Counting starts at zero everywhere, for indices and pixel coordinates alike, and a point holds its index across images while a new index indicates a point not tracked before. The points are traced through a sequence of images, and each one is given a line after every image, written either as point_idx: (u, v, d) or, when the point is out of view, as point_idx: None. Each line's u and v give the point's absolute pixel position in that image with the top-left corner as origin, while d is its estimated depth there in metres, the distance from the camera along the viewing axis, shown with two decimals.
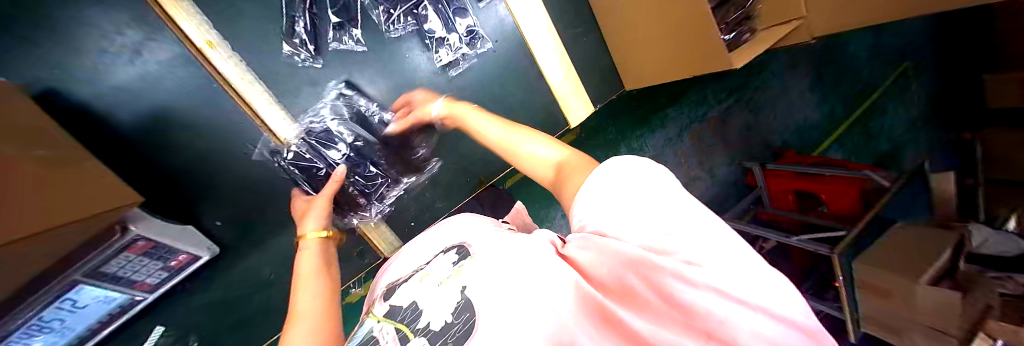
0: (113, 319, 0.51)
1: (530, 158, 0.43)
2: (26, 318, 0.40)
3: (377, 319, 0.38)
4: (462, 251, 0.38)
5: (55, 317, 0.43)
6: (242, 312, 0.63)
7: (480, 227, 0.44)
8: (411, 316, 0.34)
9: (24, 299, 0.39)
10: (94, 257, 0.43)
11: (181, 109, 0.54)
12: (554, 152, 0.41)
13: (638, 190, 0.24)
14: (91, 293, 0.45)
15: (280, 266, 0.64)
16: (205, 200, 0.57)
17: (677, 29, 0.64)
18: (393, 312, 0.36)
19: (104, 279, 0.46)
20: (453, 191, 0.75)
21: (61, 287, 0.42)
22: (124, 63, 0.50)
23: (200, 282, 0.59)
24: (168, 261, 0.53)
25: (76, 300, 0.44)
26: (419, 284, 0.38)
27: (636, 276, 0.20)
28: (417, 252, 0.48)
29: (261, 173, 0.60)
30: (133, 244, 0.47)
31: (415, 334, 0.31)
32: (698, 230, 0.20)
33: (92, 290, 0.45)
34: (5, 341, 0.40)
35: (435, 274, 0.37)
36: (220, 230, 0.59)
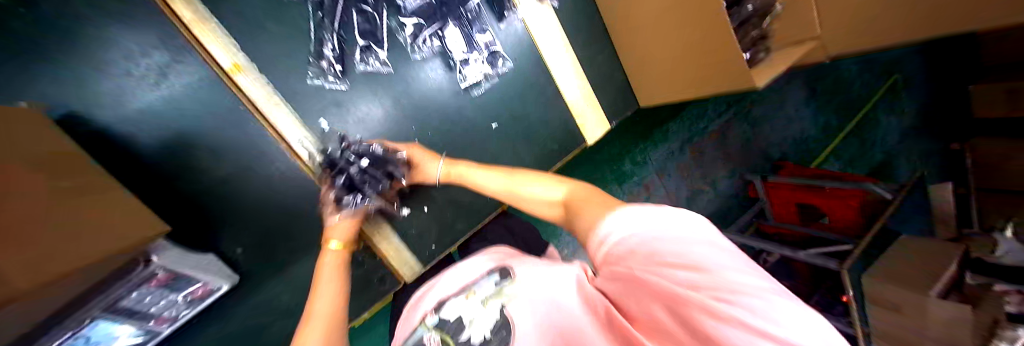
0: None
1: (535, 200, 0.46)
2: None
3: (426, 328, 0.36)
4: (506, 272, 0.38)
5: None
6: (258, 345, 0.60)
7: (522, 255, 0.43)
8: (456, 329, 0.34)
9: (35, 342, 0.36)
10: (111, 291, 0.41)
11: (204, 133, 0.53)
12: (557, 189, 0.44)
13: (661, 225, 0.23)
14: (104, 329, 0.43)
15: (299, 293, 0.62)
16: (225, 225, 0.55)
17: (698, 49, 0.66)
18: (441, 324, 0.35)
19: (121, 313, 0.44)
20: (474, 211, 0.74)
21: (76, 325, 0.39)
22: (149, 87, 0.49)
23: (216, 311, 0.57)
24: (189, 292, 0.50)
25: (91, 337, 0.42)
26: (466, 300, 0.36)
27: (668, 312, 0.19)
28: (453, 276, 0.46)
29: (282, 196, 0.59)
30: (155, 276, 0.45)
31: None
32: (719, 258, 0.18)
33: (108, 325, 0.43)
34: None
35: (480, 293, 0.36)
36: (240, 256, 0.57)
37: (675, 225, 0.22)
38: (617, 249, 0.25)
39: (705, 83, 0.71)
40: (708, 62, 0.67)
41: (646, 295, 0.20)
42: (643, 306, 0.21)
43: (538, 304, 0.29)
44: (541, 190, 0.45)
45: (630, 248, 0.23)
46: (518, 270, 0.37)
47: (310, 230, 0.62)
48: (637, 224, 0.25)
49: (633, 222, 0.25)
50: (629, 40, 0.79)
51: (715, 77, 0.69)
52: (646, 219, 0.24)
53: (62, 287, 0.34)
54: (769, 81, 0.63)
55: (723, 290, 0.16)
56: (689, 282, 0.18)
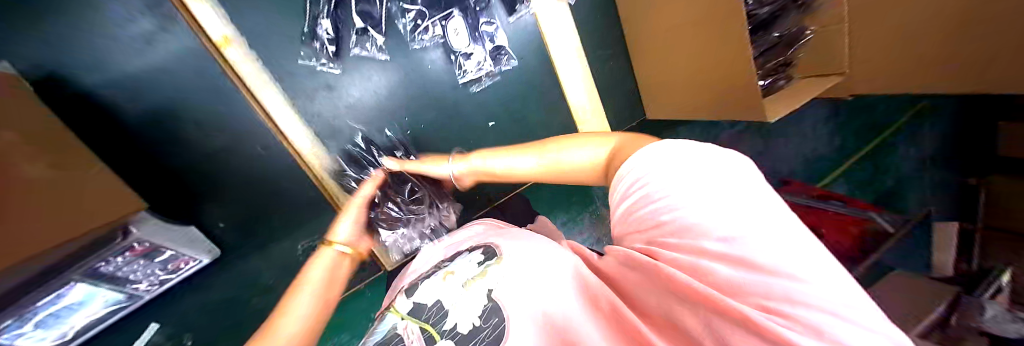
0: (111, 314, 0.51)
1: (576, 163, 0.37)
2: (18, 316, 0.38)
3: (400, 316, 0.33)
4: (489, 251, 0.33)
5: (52, 311, 0.42)
6: (234, 319, 0.62)
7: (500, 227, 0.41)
8: (436, 316, 0.30)
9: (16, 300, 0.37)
10: (98, 254, 0.41)
11: (191, 106, 0.51)
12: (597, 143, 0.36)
13: (724, 186, 0.18)
14: (87, 288, 0.43)
15: (280, 271, 0.63)
16: (211, 200, 0.56)
17: (714, 71, 0.63)
18: (415, 310, 0.32)
19: (102, 279, 0.44)
20: None
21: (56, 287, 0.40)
22: (134, 55, 0.47)
23: (197, 281, 0.58)
24: (169, 263, 0.51)
25: (73, 299, 0.43)
26: (442, 282, 0.33)
27: (690, 306, 0.16)
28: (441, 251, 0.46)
29: (270, 176, 0.58)
30: (135, 247, 0.45)
31: (441, 336, 0.28)
32: (782, 232, 0.15)
33: (88, 288, 0.43)
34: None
35: (459, 274, 0.32)
36: (222, 232, 0.58)
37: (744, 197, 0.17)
38: (639, 215, 0.22)
39: (714, 106, 0.68)
40: (724, 86, 0.63)
41: (662, 282, 0.18)
42: (656, 294, 0.19)
43: (523, 295, 0.24)
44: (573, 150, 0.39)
45: (654, 227, 0.20)
46: (503, 248, 0.32)
47: (295, 213, 0.62)
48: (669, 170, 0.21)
49: (672, 162, 0.21)
50: (645, 47, 0.74)
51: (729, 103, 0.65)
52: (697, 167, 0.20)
53: (15, 270, 0.33)
54: (783, 116, 0.60)
55: (773, 292, 0.13)
56: (736, 283, 0.15)
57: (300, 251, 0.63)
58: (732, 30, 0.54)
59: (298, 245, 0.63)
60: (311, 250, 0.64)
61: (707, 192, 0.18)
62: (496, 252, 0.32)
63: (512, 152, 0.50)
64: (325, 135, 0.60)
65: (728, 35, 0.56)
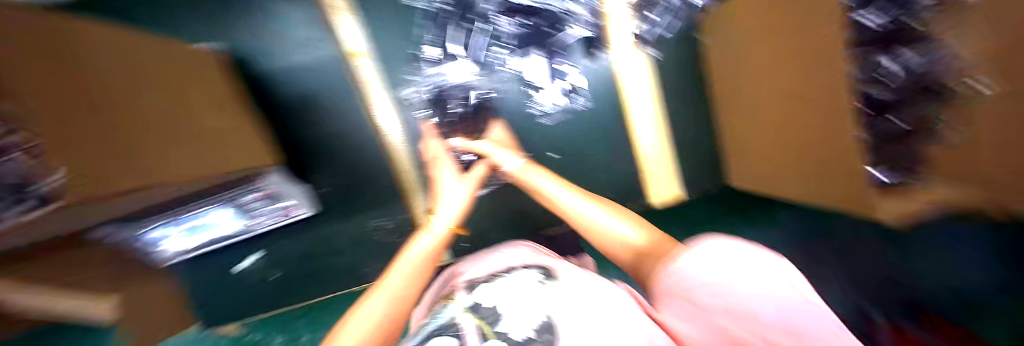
0: (236, 235, 0.68)
1: (602, 226, 0.47)
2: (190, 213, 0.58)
3: (462, 308, 0.33)
4: (546, 274, 0.38)
5: (193, 221, 0.60)
6: (308, 269, 0.74)
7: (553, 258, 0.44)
8: (493, 316, 0.30)
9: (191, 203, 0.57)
10: (231, 191, 0.59)
11: (326, 97, 0.69)
12: (618, 214, 0.48)
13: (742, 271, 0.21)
14: (219, 214, 0.61)
15: (352, 240, 0.75)
16: (322, 169, 0.71)
17: (798, 150, 0.53)
18: (474, 306, 0.32)
19: (239, 206, 0.62)
20: (510, 228, 0.78)
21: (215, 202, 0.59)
22: (303, 57, 0.67)
23: (295, 230, 0.73)
24: (281, 208, 0.66)
25: (220, 214, 0.62)
26: (501, 289, 0.34)
27: None
28: (491, 263, 0.46)
29: (364, 160, 0.72)
30: (264, 190, 0.62)
31: (495, 336, 0.28)
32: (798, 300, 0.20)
33: (229, 209, 0.61)
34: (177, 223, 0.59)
35: (520, 285, 0.34)
36: (322, 195, 0.72)
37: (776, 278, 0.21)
38: (681, 286, 0.24)
39: (797, 190, 0.57)
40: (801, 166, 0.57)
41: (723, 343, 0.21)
42: None
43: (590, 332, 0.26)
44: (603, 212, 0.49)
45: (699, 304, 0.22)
46: (561, 275, 0.37)
47: (376, 195, 0.74)
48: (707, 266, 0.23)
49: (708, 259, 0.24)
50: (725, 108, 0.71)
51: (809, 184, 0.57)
52: (733, 263, 0.22)
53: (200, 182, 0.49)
54: None
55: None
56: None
57: (370, 227, 0.74)
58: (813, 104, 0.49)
59: (370, 222, 0.74)
60: (378, 229, 0.74)
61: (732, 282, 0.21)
62: (559, 277, 0.36)
63: (563, 186, 0.56)
64: (410, 136, 0.72)
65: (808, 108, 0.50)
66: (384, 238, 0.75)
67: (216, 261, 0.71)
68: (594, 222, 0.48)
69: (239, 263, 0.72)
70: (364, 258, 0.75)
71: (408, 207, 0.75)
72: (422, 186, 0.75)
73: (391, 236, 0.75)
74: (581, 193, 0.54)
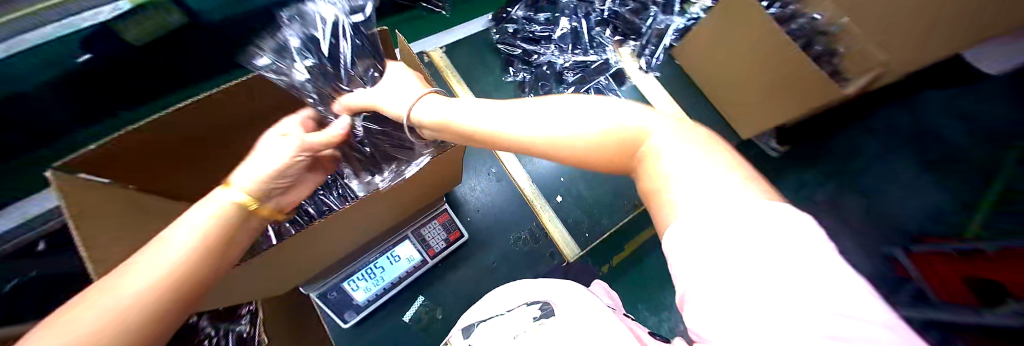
0: (411, 273, 0.72)
1: (577, 145, 0.36)
2: (381, 249, 0.68)
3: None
4: (540, 308, 0.52)
5: (384, 259, 0.68)
6: (465, 299, 0.77)
7: (567, 294, 0.56)
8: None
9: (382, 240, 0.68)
10: (414, 221, 0.70)
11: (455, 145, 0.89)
12: (606, 108, 0.37)
13: (745, 236, 0.22)
14: (404, 250, 0.70)
15: (500, 257, 0.81)
16: (462, 201, 0.84)
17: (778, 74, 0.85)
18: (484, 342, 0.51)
19: (415, 238, 0.71)
20: (616, 210, 0.90)
21: (397, 238, 0.69)
22: None
23: (449, 263, 0.78)
24: (448, 234, 0.74)
25: (400, 252, 0.69)
26: (503, 321, 0.53)
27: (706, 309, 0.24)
28: (497, 304, 0.64)
29: (493, 188, 0.87)
30: (440, 215, 0.73)
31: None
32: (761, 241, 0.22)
33: (407, 243, 0.70)
34: (363, 266, 0.66)
35: (518, 320, 0.51)
36: (468, 223, 0.82)
37: (787, 249, 0.21)
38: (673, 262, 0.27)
39: (800, 108, 0.85)
40: (787, 86, 0.85)
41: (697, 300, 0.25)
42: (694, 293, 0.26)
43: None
44: (568, 108, 0.38)
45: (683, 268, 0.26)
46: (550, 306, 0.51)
47: (509, 209, 0.86)
48: (696, 241, 0.24)
49: (705, 233, 0.24)
50: (712, 88, 1.08)
51: (800, 96, 0.84)
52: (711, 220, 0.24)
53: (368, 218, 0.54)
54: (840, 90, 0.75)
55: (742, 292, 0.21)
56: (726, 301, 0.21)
57: (513, 240, 0.83)
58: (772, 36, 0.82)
59: (511, 236, 0.84)
60: (520, 239, 0.83)
61: (717, 258, 0.22)
62: (551, 314, 0.49)
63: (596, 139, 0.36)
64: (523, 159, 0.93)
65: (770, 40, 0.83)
66: (525, 246, 0.83)
67: (382, 315, 0.72)
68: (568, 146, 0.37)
69: (406, 312, 0.73)
70: (514, 272, 0.81)
71: (536, 216, 0.86)
72: (538, 196, 0.89)
73: (530, 244, 0.83)
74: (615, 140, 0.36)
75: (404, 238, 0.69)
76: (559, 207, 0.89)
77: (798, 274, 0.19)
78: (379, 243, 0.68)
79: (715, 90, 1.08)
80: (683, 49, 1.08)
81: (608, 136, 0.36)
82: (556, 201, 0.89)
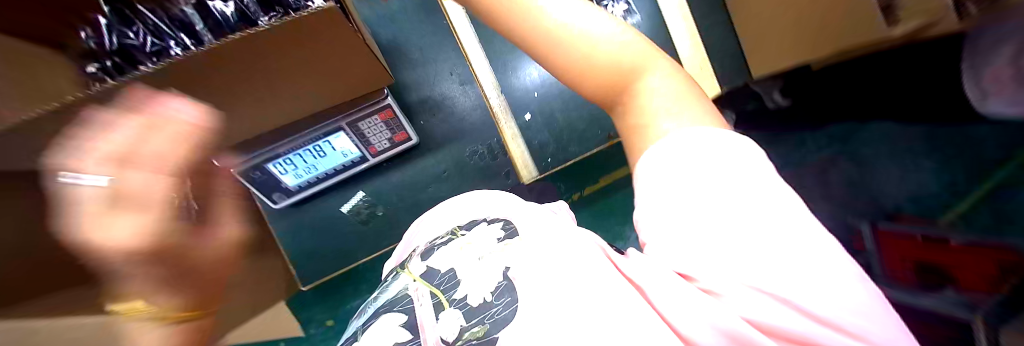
0: (350, 167, 0.68)
1: (600, 46, 0.38)
2: (308, 138, 0.59)
3: (410, 278, 0.42)
4: (507, 228, 0.39)
5: (314, 149, 0.61)
6: (409, 206, 0.74)
7: (526, 202, 0.45)
8: (444, 282, 0.38)
9: (306, 129, 0.57)
10: (351, 112, 0.60)
11: (417, 37, 0.75)
12: (630, 36, 0.41)
13: (721, 158, 0.30)
14: (339, 143, 0.62)
15: (452, 166, 0.76)
16: (415, 100, 0.75)
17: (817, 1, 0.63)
18: (427, 276, 0.40)
19: (353, 131, 0.62)
20: (588, 139, 0.83)
21: (330, 128, 0.59)
22: (415, 63, 0.75)
23: (393, 165, 0.72)
24: (394, 133, 0.67)
25: (332, 145, 0.62)
26: (458, 250, 0.40)
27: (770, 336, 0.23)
28: (446, 218, 0.50)
29: (455, 94, 0.77)
30: (385, 110, 0.63)
31: (450, 304, 0.35)
32: (768, 187, 0.28)
33: (342, 137, 0.62)
34: (290, 155, 0.59)
35: (474, 245, 0.39)
36: (421, 128, 0.75)
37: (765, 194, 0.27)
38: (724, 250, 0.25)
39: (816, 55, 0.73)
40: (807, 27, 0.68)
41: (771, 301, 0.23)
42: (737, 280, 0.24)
43: (541, 273, 0.28)
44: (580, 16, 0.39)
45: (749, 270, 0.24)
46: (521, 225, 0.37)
47: (470, 121, 0.77)
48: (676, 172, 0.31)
49: (686, 150, 0.32)
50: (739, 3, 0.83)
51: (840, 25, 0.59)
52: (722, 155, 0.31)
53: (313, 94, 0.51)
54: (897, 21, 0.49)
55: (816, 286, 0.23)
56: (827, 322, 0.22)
57: (468, 152, 0.76)
58: None
59: (467, 148, 0.77)
60: (476, 153, 0.77)
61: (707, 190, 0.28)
62: (517, 234, 0.37)
63: (564, 27, 0.38)
64: (496, 66, 0.79)
65: None
66: (482, 162, 0.77)
67: (315, 206, 0.70)
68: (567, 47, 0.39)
69: (345, 204, 0.71)
70: (465, 183, 0.76)
71: (498, 131, 0.78)
72: (507, 111, 0.80)
73: (486, 160, 0.77)
74: (577, 31, 0.38)
75: (338, 128, 0.59)
76: (528, 126, 0.81)
77: (762, 201, 0.27)
78: (302, 132, 0.58)
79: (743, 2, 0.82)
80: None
81: (628, 52, 0.39)
82: (524, 119, 0.80)
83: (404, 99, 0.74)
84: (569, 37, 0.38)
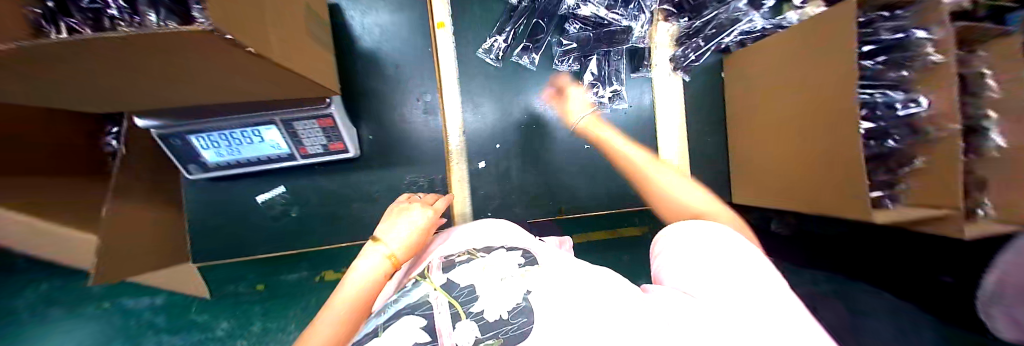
0: (278, 160, 0.67)
1: (686, 199, 0.52)
2: (235, 122, 0.58)
3: (433, 287, 0.35)
4: (527, 257, 0.38)
5: (242, 134, 0.60)
6: (329, 213, 0.73)
7: (541, 241, 0.45)
8: (466, 296, 0.33)
9: (233, 114, 0.56)
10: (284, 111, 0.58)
11: (399, 55, 0.74)
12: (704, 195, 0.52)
13: (722, 260, 0.32)
14: (268, 135, 0.61)
15: (384, 189, 0.74)
16: (373, 114, 0.74)
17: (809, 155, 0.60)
18: (448, 286, 0.34)
19: (285, 129, 0.61)
20: (537, 205, 0.80)
21: (260, 119, 0.58)
22: (388, 79, 0.75)
23: (327, 170, 0.72)
24: (329, 142, 0.66)
25: (260, 135, 0.61)
26: (479, 270, 0.36)
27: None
28: (461, 241, 0.47)
29: (415, 120, 0.75)
30: (323, 119, 0.61)
31: (467, 315, 0.31)
32: (751, 275, 0.30)
33: (273, 130, 0.61)
34: (215, 133, 0.59)
35: (496, 268, 0.36)
36: (366, 142, 0.73)
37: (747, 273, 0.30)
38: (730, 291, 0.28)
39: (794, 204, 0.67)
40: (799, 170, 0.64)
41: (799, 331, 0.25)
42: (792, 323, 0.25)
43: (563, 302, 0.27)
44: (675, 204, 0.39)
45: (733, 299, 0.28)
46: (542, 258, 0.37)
47: (422, 152, 0.75)
48: (698, 263, 0.34)
49: (709, 264, 0.32)
50: (742, 110, 0.79)
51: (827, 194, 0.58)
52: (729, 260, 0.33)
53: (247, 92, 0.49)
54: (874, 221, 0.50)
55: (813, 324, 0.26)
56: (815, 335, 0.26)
57: (405, 181, 0.74)
58: (833, 92, 0.53)
59: (406, 177, 0.75)
60: (413, 183, 0.75)
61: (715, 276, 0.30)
62: (538, 263, 0.36)
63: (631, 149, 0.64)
64: (467, 106, 0.77)
65: (831, 96, 0.54)
66: (417, 194, 0.75)
67: (239, 184, 0.70)
68: (672, 196, 0.54)
69: (262, 194, 0.71)
70: (392, 210, 0.74)
71: (446, 169, 0.75)
72: (462, 152, 0.77)
73: (423, 193, 0.75)
74: (648, 157, 0.62)
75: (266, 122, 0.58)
76: (479, 174, 0.77)
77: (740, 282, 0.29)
78: (228, 116, 0.56)
79: (744, 110, 0.79)
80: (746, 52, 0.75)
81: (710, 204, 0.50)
82: (478, 166, 0.77)
83: (365, 110, 0.74)
84: (657, 184, 0.57)
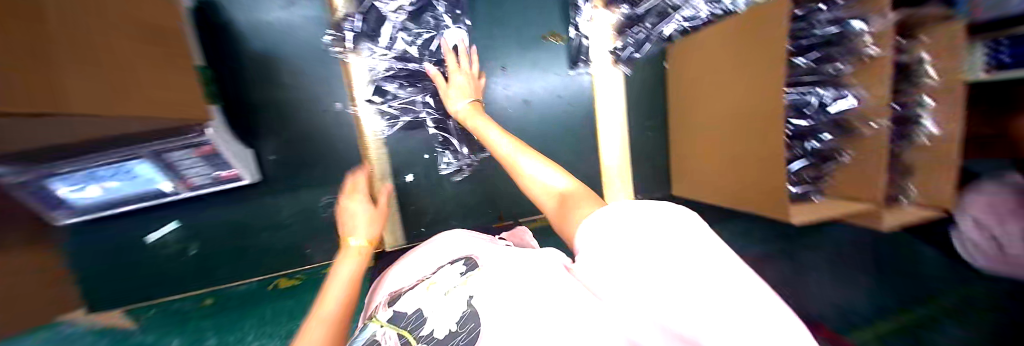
0: (165, 195, 0.60)
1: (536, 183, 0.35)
2: (87, 165, 0.48)
3: (381, 324, 0.32)
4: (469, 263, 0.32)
5: (106, 174, 0.52)
6: (238, 242, 0.69)
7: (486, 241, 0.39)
8: (414, 324, 0.28)
9: (81, 155, 0.46)
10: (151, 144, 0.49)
11: (298, 63, 0.65)
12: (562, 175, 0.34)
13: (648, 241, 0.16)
14: (141, 170, 0.53)
15: (298, 213, 0.69)
16: (274, 133, 0.66)
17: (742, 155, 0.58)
18: (397, 318, 0.31)
19: (161, 162, 0.52)
20: (472, 214, 0.76)
21: (121, 156, 0.49)
22: (288, 92, 0.65)
23: (221, 197, 0.65)
24: (220, 170, 0.58)
25: (132, 171, 0.52)
26: (424, 291, 0.31)
27: None
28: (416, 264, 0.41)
29: (326, 135, 0.68)
30: (202, 146, 0.52)
31: (418, 341, 0.26)
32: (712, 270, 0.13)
33: (146, 166, 0.52)
34: (68, 176, 0.49)
35: (441, 283, 0.30)
36: (268, 164, 0.66)
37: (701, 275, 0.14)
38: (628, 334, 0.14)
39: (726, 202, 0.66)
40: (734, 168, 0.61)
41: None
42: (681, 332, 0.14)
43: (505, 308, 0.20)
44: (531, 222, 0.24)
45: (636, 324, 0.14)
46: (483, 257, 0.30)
47: (337, 170, 0.69)
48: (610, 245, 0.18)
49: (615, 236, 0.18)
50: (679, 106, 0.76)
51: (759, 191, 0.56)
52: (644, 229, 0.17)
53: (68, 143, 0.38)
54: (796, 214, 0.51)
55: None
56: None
57: (321, 203, 0.69)
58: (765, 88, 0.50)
59: (322, 198, 0.69)
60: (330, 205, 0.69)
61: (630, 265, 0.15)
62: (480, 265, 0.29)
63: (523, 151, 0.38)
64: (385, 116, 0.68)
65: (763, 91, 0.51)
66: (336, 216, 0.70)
67: (131, 223, 0.65)
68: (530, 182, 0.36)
69: (152, 233, 0.66)
70: (309, 233, 0.70)
71: None
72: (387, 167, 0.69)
73: None
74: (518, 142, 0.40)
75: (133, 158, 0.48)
76: (406, 188, 0.72)
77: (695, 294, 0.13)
78: (80, 157, 0.47)
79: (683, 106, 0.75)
80: (682, 44, 0.70)
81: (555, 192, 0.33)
82: (404, 180, 0.71)
83: (267, 129, 0.65)
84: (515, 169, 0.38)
